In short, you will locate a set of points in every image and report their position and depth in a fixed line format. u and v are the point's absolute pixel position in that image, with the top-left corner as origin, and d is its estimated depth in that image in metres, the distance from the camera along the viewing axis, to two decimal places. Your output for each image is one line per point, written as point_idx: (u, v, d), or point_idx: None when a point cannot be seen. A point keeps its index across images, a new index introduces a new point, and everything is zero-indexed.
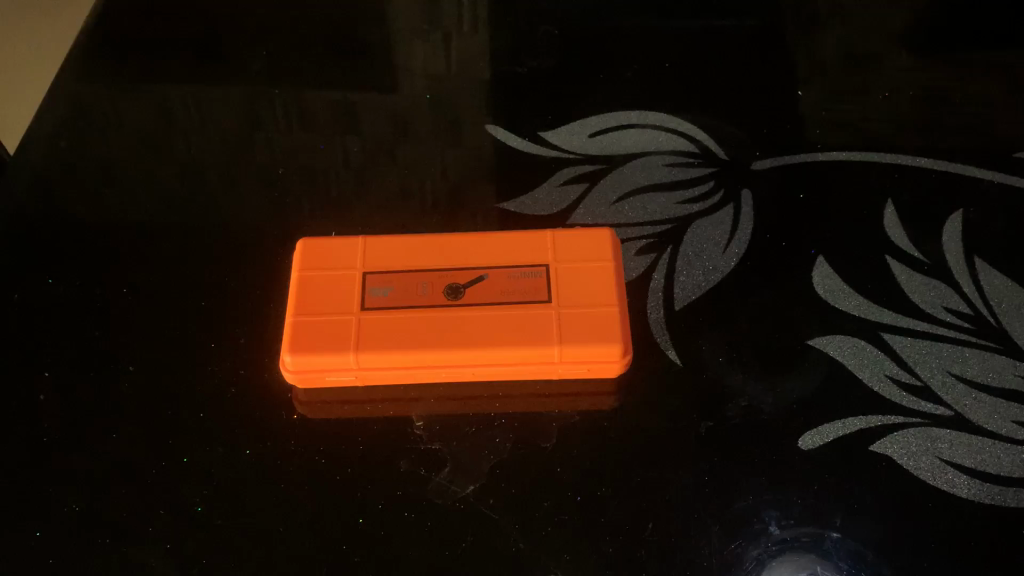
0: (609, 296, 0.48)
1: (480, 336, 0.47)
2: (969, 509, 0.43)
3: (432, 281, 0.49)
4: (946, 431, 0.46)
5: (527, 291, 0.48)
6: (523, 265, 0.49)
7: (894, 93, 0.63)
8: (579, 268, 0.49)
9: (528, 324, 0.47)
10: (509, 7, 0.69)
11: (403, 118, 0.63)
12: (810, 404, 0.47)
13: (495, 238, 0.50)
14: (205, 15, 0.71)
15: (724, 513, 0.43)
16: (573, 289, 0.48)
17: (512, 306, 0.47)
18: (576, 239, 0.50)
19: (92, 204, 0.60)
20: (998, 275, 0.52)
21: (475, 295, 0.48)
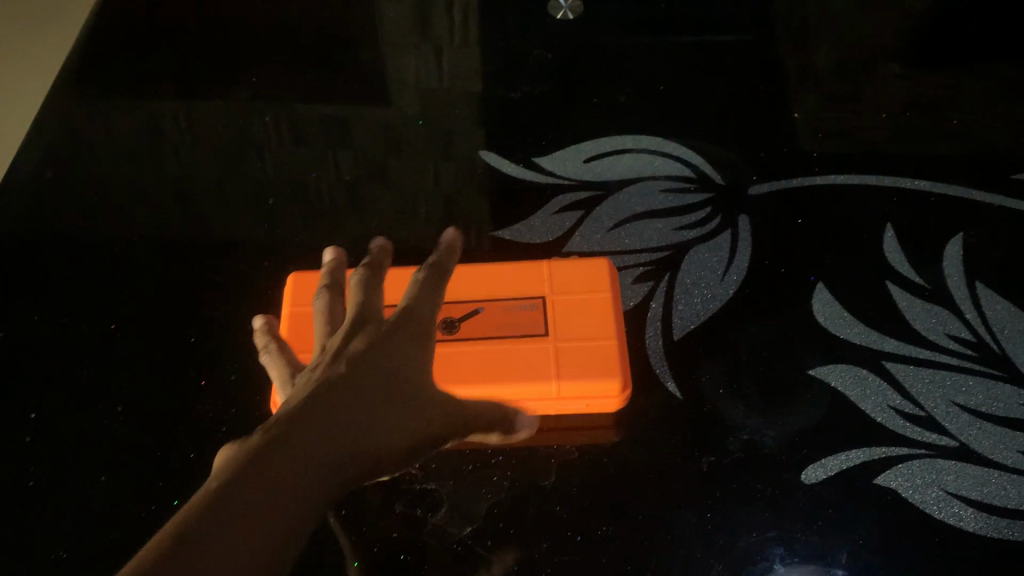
0: (607, 329, 0.47)
1: (476, 373, 0.46)
2: (977, 543, 0.43)
3: None
4: (950, 463, 0.45)
5: (522, 325, 0.48)
6: (518, 299, 0.49)
7: (894, 109, 0.62)
8: (576, 301, 0.48)
9: (524, 359, 0.47)
10: (501, 29, 0.68)
11: (396, 143, 0.62)
12: (811, 437, 0.46)
13: (490, 271, 0.50)
14: (192, 39, 0.70)
15: (728, 551, 0.43)
16: (570, 322, 0.48)
17: (506, 340, 0.47)
18: (573, 270, 0.49)
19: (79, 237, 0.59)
20: (1000, 300, 0.51)
21: (472, 330, 0.48)
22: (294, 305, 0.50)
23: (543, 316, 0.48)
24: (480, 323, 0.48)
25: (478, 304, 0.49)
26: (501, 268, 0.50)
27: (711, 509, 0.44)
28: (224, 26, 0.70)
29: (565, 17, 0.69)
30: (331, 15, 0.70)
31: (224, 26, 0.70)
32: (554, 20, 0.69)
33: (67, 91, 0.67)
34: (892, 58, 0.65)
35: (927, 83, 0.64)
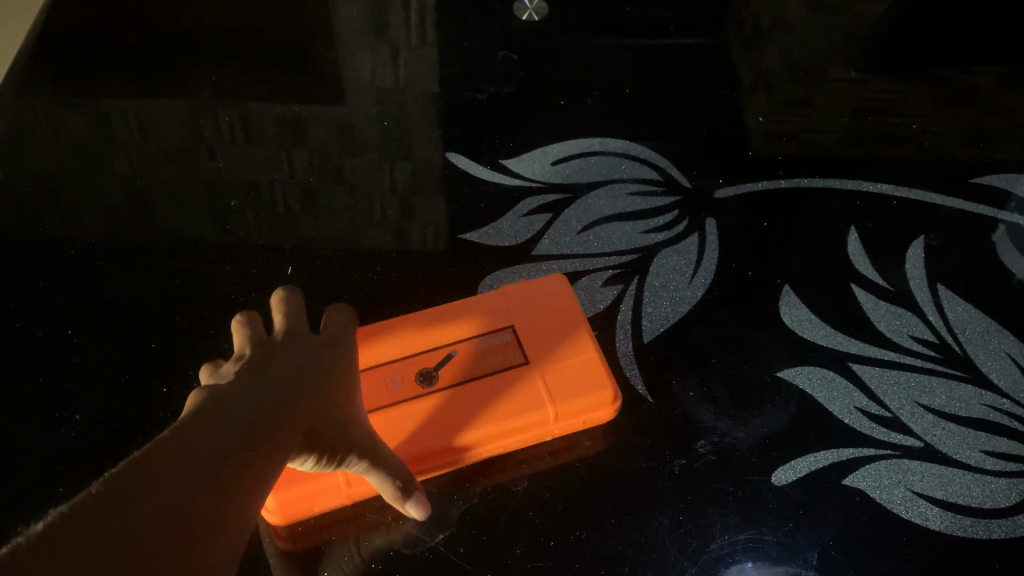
0: (583, 344, 0.48)
1: (474, 416, 0.45)
2: (943, 542, 0.43)
3: (400, 373, 0.47)
4: (916, 463, 0.46)
5: (499, 359, 0.47)
6: (486, 333, 0.48)
7: (855, 113, 0.63)
8: (542, 322, 0.49)
9: (512, 392, 0.46)
10: (467, 30, 0.68)
11: (360, 143, 0.62)
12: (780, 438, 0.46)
13: (450, 311, 0.50)
14: (149, 36, 0.68)
15: (701, 555, 0.43)
16: (549, 347, 0.48)
17: (489, 377, 0.47)
18: (535, 296, 0.50)
19: (32, 240, 0.57)
20: (961, 302, 0.52)
21: (451, 375, 0.47)
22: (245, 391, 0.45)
23: (519, 345, 0.48)
24: (461, 363, 0.47)
25: (450, 348, 0.48)
26: (459, 305, 0.50)
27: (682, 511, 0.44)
28: (182, 24, 0.69)
29: (530, 18, 0.69)
30: (293, 14, 0.69)
31: (182, 24, 0.69)
32: (519, 21, 0.69)
33: (17, 87, 0.65)
34: (852, 63, 0.66)
35: (886, 86, 0.65)
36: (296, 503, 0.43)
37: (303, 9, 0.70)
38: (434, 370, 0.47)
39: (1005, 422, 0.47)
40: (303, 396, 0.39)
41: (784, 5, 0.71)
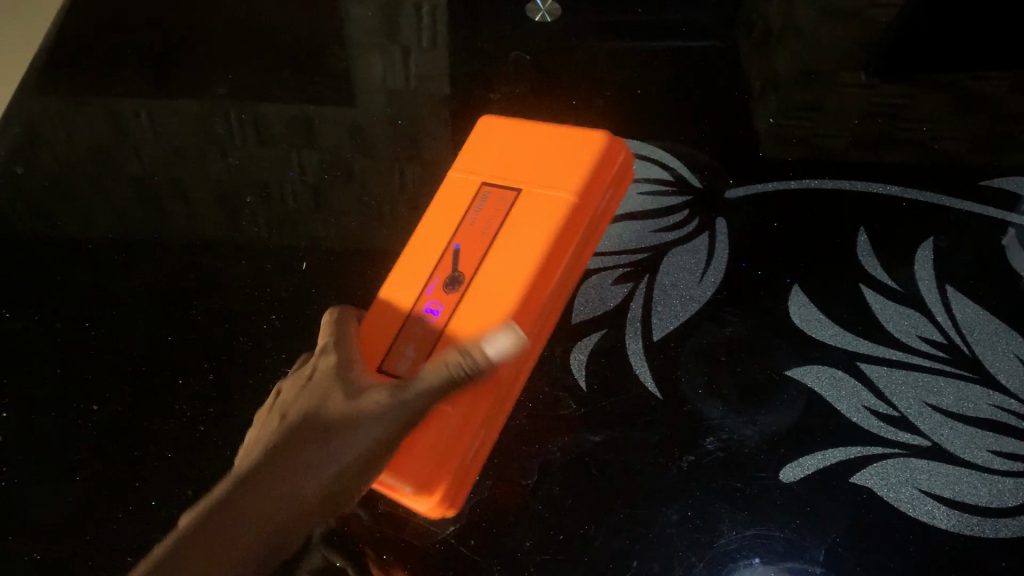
0: (547, 138, 0.52)
1: (521, 249, 0.48)
2: (951, 540, 0.43)
3: (432, 297, 0.48)
4: (923, 462, 0.46)
5: (497, 210, 0.50)
6: (472, 206, 0.51)
7: (865, 116, 0.63)
8: (505, 167, 0.51)
9: (535, 215, 0.49)
10: (480, 29, 0.68)
11: (371, 142, 0.62)
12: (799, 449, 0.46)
13: (427, 224, 0.52)
14: (165, 35, 0.69)
15: (709, 549, 0.43)
16: (524, 170, 0.51)
17: (505, 221, 0.49)
18: (481, 166, 0.52)
19: (50, 236, 0.58)
20: (970, 304, 0.53)
21: (476, 250, 0.49)
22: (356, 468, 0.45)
23: (504, 195, 0.50)
24: (467, 246, 0.49)
25: (451, 243, 0.50)
26: (428, 220, 0.52)
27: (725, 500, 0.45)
28: (198, 23, 0.70)
29: (543, 19, 0.69)
30: (308, 15, 0.70)
31: (198, 23, 0.70)
32: (532, 22, 0.69)
33: (35, 85, 0.66)
34: (863, 66, 0.67)
35: (896, 90, 0.65)
36: (439, 473, 0.43)
37: (317, 10, 0.70)
38: (442, 265, 0.49)
39: (1013, 422, 0.48)
40: (316, 443, 0.43)
41: (794, 9, 0.71)
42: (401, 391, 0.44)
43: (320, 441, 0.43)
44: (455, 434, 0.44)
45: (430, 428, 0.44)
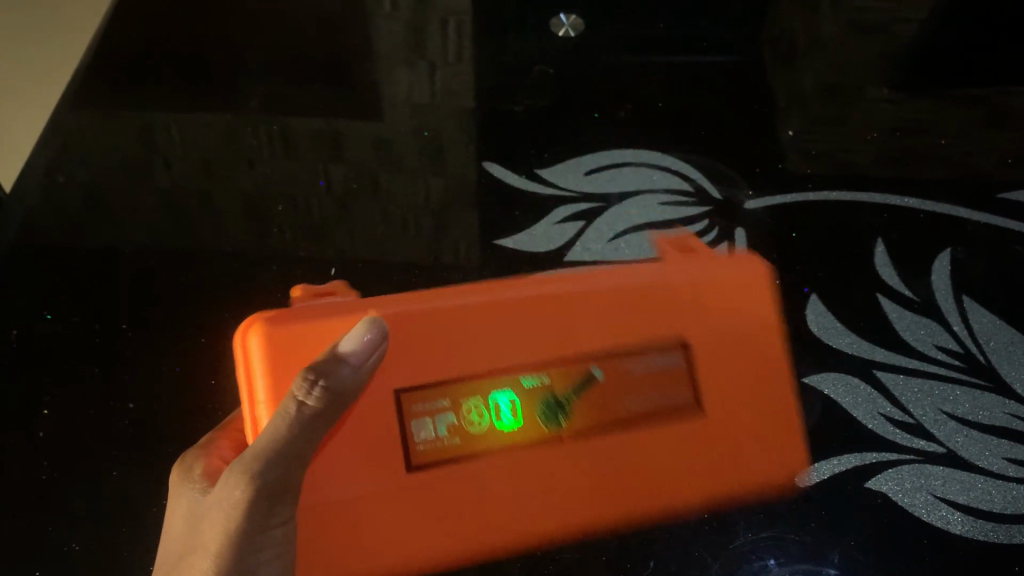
0: (738, 287, 0.50)
1: (586, 329, 0.48)
2: (960, 543, 0.45)
3: (512, 347, 0.47)
4: (939, 468, 0.47)
5: (637, 296, 0.49)
6: (632, 283, 0.49)
7: (885, 129, 0.64)
8: (686, 283, 0.49)
9: (642, 312, 0.48)
10: (503, 44, 0.70)
11: (398, 156, 0.64)
12: (698, 501, 0.46)
13: (590, 288, 0.48)
14: (197, 49, 0.71)
15: (725, 549, 0.45)
16: (697, 289, 0.49)
17: (622, 299, 0.49)
18: (635, 283, 0.49)
19: (87, 244, 0.60)
20: (987, 314, 0.54)
21: (573, 316, 0.48)
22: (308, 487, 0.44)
23: (628, 308, 0.48)
24: (553, 313, 0.48)
25: (573, 299, 0.48)
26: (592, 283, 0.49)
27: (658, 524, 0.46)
28: (229, 37, 0.72)
29: (566, 34, 0.71)
30: (336, 30, 0.72)
31: (230, 37, 0.72)
32: (557, 38, 0.71)
33: (73, 100, 0.68)
34: (882, 80, 0.68)
35: (915, 105, 0.66)
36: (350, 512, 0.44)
37: (345, 26, 0.72)
38: (473, 311, 0.47)
39: None
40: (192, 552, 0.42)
41: (815, 26, 0.72)
42: (236, 465, 0.41)
43: (199, 547, 0.42)
44: (343, 488, 0.44)
45: (320, 467, 0.44)
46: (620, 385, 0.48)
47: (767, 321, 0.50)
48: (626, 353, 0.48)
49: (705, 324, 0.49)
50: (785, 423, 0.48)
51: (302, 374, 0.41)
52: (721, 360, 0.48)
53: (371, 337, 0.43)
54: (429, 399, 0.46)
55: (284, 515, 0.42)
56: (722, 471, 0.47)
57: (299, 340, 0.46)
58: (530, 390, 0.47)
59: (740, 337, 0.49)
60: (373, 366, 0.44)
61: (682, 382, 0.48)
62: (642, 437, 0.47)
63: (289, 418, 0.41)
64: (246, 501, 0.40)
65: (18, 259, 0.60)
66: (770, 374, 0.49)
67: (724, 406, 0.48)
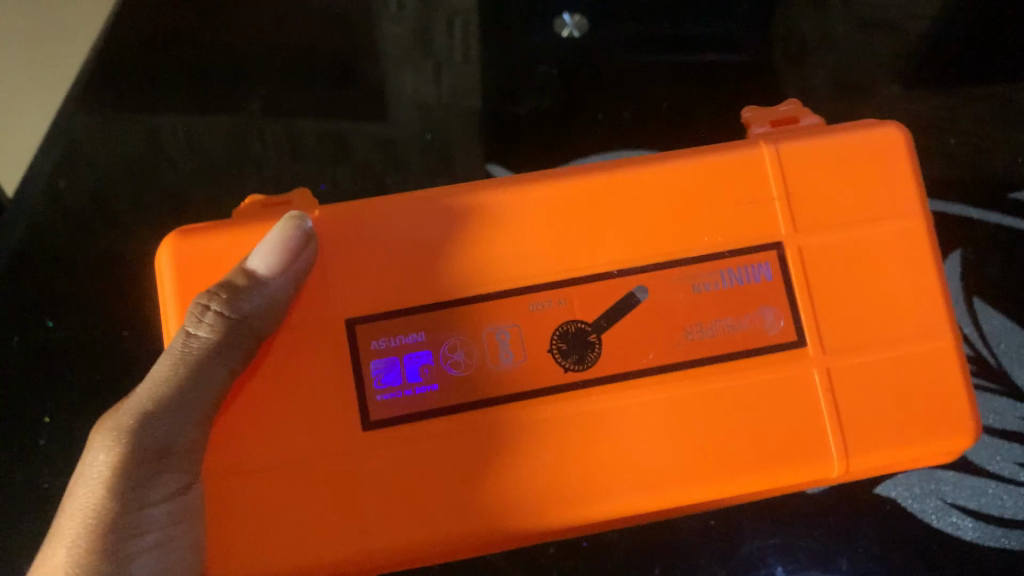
0: (863, 176, 0.47)
1: (649, 220, 0.47)
2: (946, 537, 0.58)
3: (576, 232, 0.46)
4: (949, 474, 0.59)
5: (736, 179, 0.47)
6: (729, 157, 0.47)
7: (895, 127, 0.68)
8: (799, 174, 0.47)
9: (700, 207, 0.47)
10: (507, 43, 0.68)
11: (405, 161, 0.65)
12: (772, 480, 0.45)
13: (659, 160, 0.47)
14: (186, 38, 0.67)
15: (734, 556, 0.57)
16: (812, 173, 0.47)
17: (703, 175, 0.47)
18: (720, 172, 0.47)
19: (112, 259, 0.62)
20: (997, 316, 0.63)
21: (654, 196, 0.47)
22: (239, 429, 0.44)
23: (697, 206, 0.47)
24: (624, 203, 0.47)
25: (671, 181, 0.47)
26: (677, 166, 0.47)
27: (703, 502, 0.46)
28: (217, 22, 0.67)
29: (570, 36, 0.69)
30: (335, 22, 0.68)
31: (217, 29, 0.67)
32: (560, 38, 0.68)
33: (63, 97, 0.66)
34: (892, 74, 0.69)
35: (926, 100, 0.69)
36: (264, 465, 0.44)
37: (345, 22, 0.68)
38: (452, 240, 0.46)
39: None
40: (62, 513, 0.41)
41: (828, 15, 0.71)
42: (117, 414, 0.41)
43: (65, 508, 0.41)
44: (253, 444, 0.44)
45: (231, 418, 0.44)
46: (657, 304, 0.46)
47: (877, 199, 0.47)
48: (678, 264, 0.47)
49: (812, 212, 0.47)
50: (922, 317, 0.47)
51: (197, 301, 0.42)
52: (832, 262, 0.47)
53: (290, 242, 0.43)
54: (395, 337, 0.45)
55: (165, 489, 0.41)
56: (866, 401, 0.46)
57: (211, 257, 0.45)
58: (534, 317, 0.46)
59: (860, 252, 0.47)
60: (288, 294, 0.43)
61: (771, 298, 0.47)
62: (696, 387, 0.46)
63: (178, 354, 0.41)
64: (114, 463, 0.40)
65: (29, 265, 0.62)
66: (897, 276, 0.47)
67: (852, 320, 0.47)
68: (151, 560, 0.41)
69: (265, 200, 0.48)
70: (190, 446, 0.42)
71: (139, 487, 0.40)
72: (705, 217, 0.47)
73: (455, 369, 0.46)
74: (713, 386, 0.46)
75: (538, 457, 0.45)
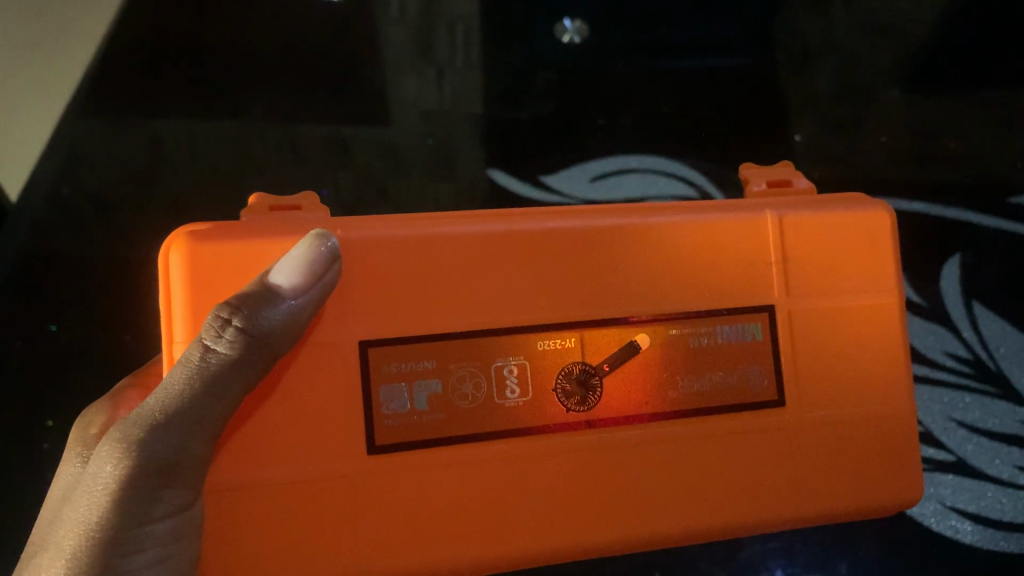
0: (859, 244, 0.48)
1: (649, 269, 0.47)
2: (938, 538, 0.63)
3: (572, 280, 0.46)
4: (948, 477, 0.63)
5: (743, 229, 0.48)
6: (743, 214, 0.48)
7: (895, 131, 0.69)
8: (804, 232, 0.48)
9: (705, 254, 0.47)
10: (507, 48, 0.68)
11: (407, 166, 0.66)
12: (738, 520, 0.47)
13: (667, 211, 0.47)
14: (185, 42, 0.65)
15: (733, 558, 0.61)
16: (815, 233, 0.48)
17: (711, 220, 0.47)
18: (722, 220, 0.47)
19: (123, 270, 0.62)
20: (995, 319, 0.66)
21: (656, 248, 0.47)
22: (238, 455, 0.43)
23: (701, 260, 0.47)
24: (624, 251, 0.46)
25: (680, 227, 0.47)
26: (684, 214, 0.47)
27: (674, 541, 0.47)
28: (212, 22, 0.66)
29: (570, 41, 0.69)
30: (331, 22, 0.67)
31: (215, 34, 0.66)
32: (562, 44, 0.69)
33: (59, 101, 0.65)
34: (891, 79, 0.70)
35: (925, 106, 0.70)
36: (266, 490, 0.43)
37: (344, 21, 0.67)
38: (455, 267, 0.45)
39: None
40: (61, 522, 0.38)
41: (829, 19, 0.71)
42: (125, 426, 0.38)
43: (64, 518, 0.38)
44: (256, 463, 0.43)
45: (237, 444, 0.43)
46: (654, 357, 0.46)
47: (873, 269, 0.49)
48: (676, 316, 0.47)
49: (807, 272, 0.48)
50: (894, 390, 0.49)
51: (214, 312, 0.39)
52: (819, 323, 0.48)
53: (316, 258, 0.41)
54: (407, 362, 0.44)
55: (171, 505, 0.39)
56: (827, 446, 0.48)
57: (225, 266, 0.43)
58: (537, 354, 0.45)
59: (846, 313, 0.48)
60: (309, 310, 0.41)
61: (761, 357, 0.47)
62: (684, 435, 0.46)
63: (194, 368, 0.38)
64: (122, 479, 0.37)
65: (30, 271, 0.62)
66: (880, 335, 0.48)
67: (837, 385, 0.48)
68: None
69: (274, 202, 0.48)
70: (199, 460, 0.39)
71: (145, 504, 0.38)
72: (706, 262, 0.47)
73: (465, 400, 0.44)
74: (700, 434, 0.47)
75: (529, 497, 0.45)
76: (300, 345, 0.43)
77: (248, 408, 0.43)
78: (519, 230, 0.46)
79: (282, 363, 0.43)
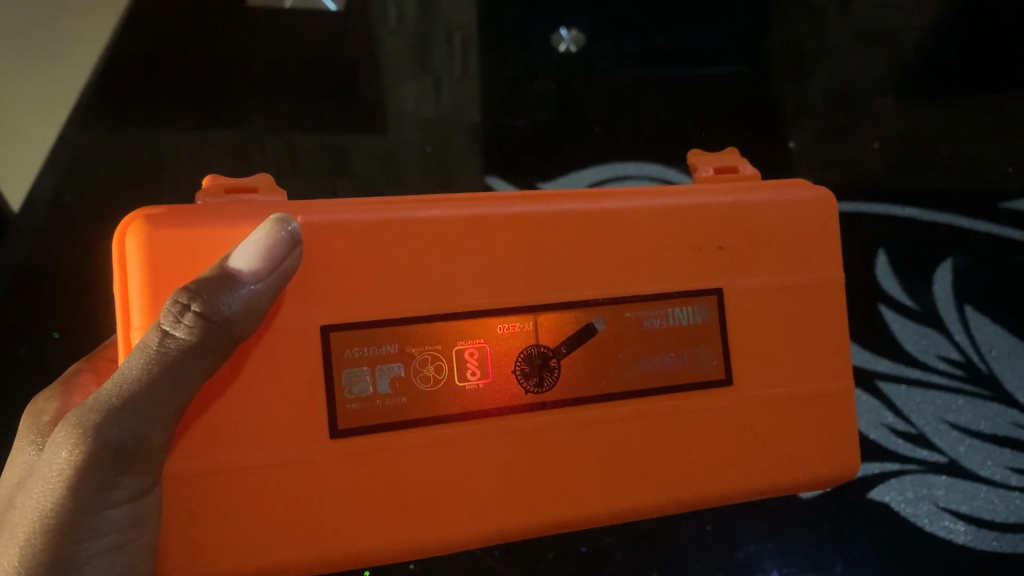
0: (800, 230, 0.50)
1: (608, 252, 0.47)
2: (932, 539, 0.63)
3: (531, 259, 0.46)
4: (942, 479, 0.64)
5: (695, 216, 0.48)
6: (693, 202, 0.48)
7: (887, 138, 0.70)
8: (746, 220, 0.49)
9: (659, 241, 0.48)
10: (505, 57, 0.69)
11: (404, 174, 0.67)
12: (704, 497, 0.48)
13: (615, 195, 0.48)
14: (184, 53, 0.66)
15: (729, 559, 0.62)
16: (757, 218, 0.49)
17: (661, 206, 0.48)
18: (673, 207, 0.48)
19: None
20: (987, 323, 0.67)
21: (613, 230, 0.47)
22: (215, 432, 0.42)
23: (657, 245, 0.48)
24: (579, 232, 0.47)
25: (632, 211, 0.47)
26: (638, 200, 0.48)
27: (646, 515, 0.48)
28: (211, 32, 0.67)
29: (567, 50, 0.70)
30: (331, 32, 0.67)
31: (214, 45, 0.66)
32: (558, 54, 0.69)
33: (61, 112, 0.66)
34: (884, 87, 0.71)
35: (917, 112, 0.71)
36: (243, 466, 0.42)
37: (344, 31, 0.67)
38: (420, 245, 0.44)
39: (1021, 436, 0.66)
40: (15, 509, 0.38)
41: (823, 27, 0.72)
42: (80, 412, 0.37)
43: (19, 503, 0.38)
44: (225, 448, 0.42)
45: (201, 429, 0.42)
46: (609, 339, 0.47)
47: (812, 253, 0.50)
48: (631, 298, 0.47)
49: (754, 258, 0.49)
50: (837, 364, 0.50)
51: (173, 297, 0.37)
52: (765, 311, 0.49)
53: (277, 243, 0.39)
54: (369, 344, 0.43)
55: (128, 490, 0.39)
56: (786, 426, 0.49)
57: (179, 252, 0.42)
58: (502, 336, 0.46)
59: (793, 302, 0.50)
60: (270, 295, 0.40)
61: (709, 338, 0.48)
62: (646, 415, 0.47)
63: (152, 353, 0.37)
64: (75, 466, 0.37)
65: (32, 279, 0.63)
66: (823, 316, 0.50)
67: (787, 367, 0.50)
68: (108, 563, 0.39)
69: (228, 185, 0.47)
70: (157, 446, 0.39)
71: (100, 491, 0.38)
72: (661, 245, 0.48)
73: (424, 382, 0.44)
74: (662, 414, 0.47)
75: (510, 481, 0.45)
76: (260, 331, 0.42)
77: (212, 391, 0.42)
78: (475, 211, 0.45)
79: (246, 345, 0.42)
